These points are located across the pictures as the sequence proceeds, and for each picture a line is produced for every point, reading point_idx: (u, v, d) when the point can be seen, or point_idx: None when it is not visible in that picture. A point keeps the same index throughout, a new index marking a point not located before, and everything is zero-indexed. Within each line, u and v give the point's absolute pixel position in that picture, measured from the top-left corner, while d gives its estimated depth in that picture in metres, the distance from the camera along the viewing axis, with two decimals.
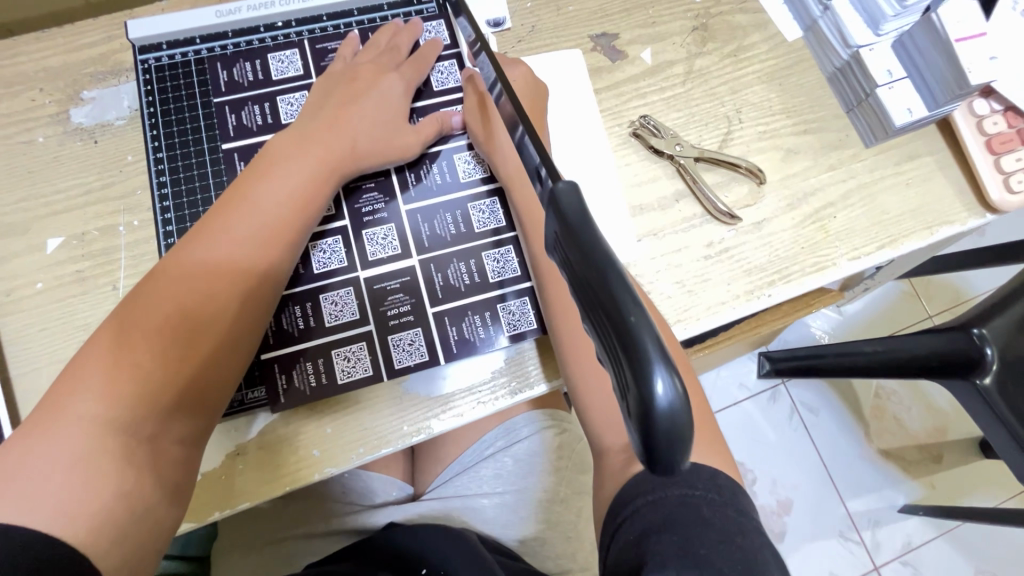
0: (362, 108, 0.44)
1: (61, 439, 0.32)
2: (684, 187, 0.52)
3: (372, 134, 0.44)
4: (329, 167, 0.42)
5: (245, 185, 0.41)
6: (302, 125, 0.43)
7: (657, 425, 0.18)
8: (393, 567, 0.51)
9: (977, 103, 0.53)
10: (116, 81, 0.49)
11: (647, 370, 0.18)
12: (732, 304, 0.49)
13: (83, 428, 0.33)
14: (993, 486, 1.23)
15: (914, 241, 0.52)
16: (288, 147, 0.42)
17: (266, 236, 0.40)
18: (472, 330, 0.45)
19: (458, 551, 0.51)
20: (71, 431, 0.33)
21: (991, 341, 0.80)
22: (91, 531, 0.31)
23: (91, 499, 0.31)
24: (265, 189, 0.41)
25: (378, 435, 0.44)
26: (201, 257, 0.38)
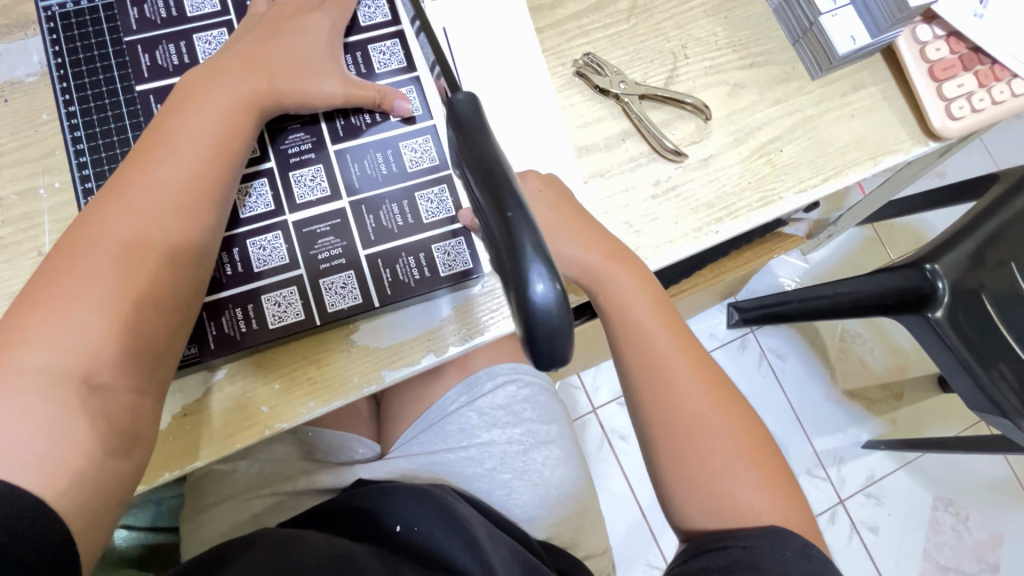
0: (282, 41, 0.42)
1: (10, 389, 0.33)
2: (630, 126, 0.51)
3: (294, 70, 0.42)
4: (255, 105, 0.41)
5: (166, 126, 0.39)
6: (221, 60, 0.41)
7: (538, 322, 0.20)
8: (368, 530, 0.52)
9: (919, 29, 0.53)
10: (23, 35, 0.46)
11: (524, 273, 0.19)
12: (680, 243, 0.50)
13: (30, 380, 0.33)
14: (951, 418, 1.28)
15: (858, 171, 0.53)
16: (208, 85, 0.40)
17: (196, 177, 0.39)
18: (407, 271, 0.44)
19: (433, 511, 0.52)
20: (18, 383, 0.33)
21: (942, 274, 0.82)
22: (44, 480, 0.32)
23: (42, 450, 0.32)
24: (188, 130, 0.39)
25: (327, 389, 0.44)
26: (130, 201, 0.37)
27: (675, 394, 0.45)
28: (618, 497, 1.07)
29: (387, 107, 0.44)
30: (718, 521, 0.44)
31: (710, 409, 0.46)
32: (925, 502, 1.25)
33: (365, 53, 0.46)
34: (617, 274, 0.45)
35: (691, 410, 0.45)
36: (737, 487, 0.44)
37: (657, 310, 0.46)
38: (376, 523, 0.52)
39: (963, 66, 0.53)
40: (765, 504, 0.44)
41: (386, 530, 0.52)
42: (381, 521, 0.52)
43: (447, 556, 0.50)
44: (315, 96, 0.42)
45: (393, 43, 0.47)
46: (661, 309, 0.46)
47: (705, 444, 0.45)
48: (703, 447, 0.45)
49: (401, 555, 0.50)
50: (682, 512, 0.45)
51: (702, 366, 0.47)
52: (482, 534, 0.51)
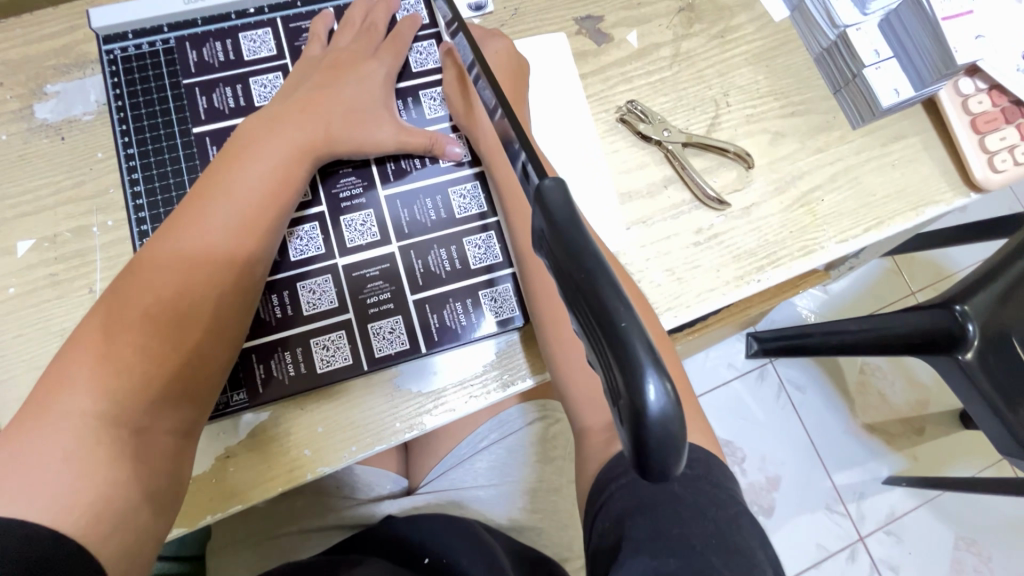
0: (339, 89, 0.43)
1: (57, 432, 0.33)
2: (672, 173, 0.51)
3: (349, 119, 0.43)
4: (309, 153, 0.42)
5: (220, 173, 0.40)
6: (277, 108, 0.42)
7: (648, 427, 0.18)
8: (399, 558, 0.51)
9: (962, 82, 0.53)
10: (82, 74, 0.47)
11: (637, 375, 0.18)
12: (723, 291, 0.49)
13: (77, 423, 0.33)
14: (973, 456, 1.26)
15: (900, 222, 0.53)
16: (264, 132, 0.41)
17: (247, 223, 0.39)
18: (454, 317, 0.44)
19: (455, 534, 0.53)
20: (64, 426, 0.33)
21: (973, 317, 0.80)
22: (89, 525, 0.31)
23: (86, 491, 0.32)
24: (242, 178, 0.40)
25: (371, 433, 0.44)
26: (182, 244, 0.38)
27: None
28: None
29: (438, 152, 0.45)
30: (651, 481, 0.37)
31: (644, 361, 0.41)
32: (946, 540, 1.22)
33: (415, 98, 0.47)
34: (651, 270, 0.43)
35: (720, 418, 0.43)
36: None
37: None
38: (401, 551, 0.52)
39: (1006, 119, 0.53)
40: None
41: (415, 561, 0.51)
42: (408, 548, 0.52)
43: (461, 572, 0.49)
44: (369, 143, 0.43)
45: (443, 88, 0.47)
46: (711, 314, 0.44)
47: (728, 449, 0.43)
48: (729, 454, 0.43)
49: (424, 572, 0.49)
50: None
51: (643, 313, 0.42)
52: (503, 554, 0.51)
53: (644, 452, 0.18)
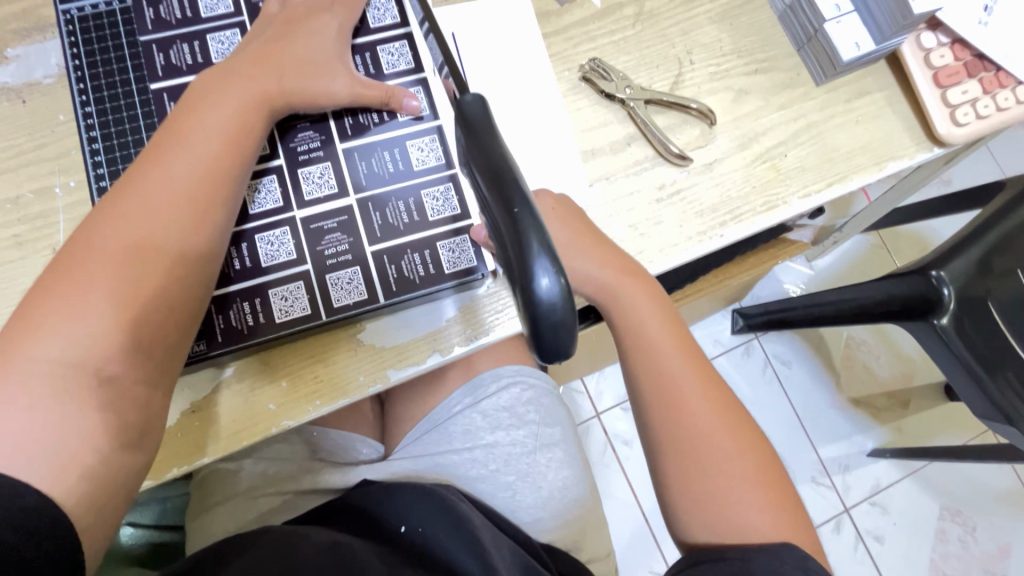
0: (294, 41, 0.43)
1: (22, 380, 0.33)
2: (635, 130, 0.52)
3: (304, 71, 0.43)
4: (265, 103, 0.42)
5: (176, 126, 0.40)
6: (233, 61, 0.42)
7: (540, 310, 0.23)
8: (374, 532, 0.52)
9: (924, 36, 0.53)
10: (42, 38, 0.47)
11: (533, 270, 0.22)
12: (686, 245, 0.50)
13: (45, 371, 0.34)
14: (957, 428, 1.28)
15: (863, 177, 0.53)
16: (220, 85, 0.41)
17: (208, 174, 0.39)
18: (412, 268, 0.45)
19: (437, 512, 0.52)
20: (31, 374, 0.34)
21: (948, 282, 0.81)
22: (49, 471, 0.33)
23: (46, 441, 0.33)
24: (197, 129, 0.40)
25: (334, 386, 0.45)
26: (142, 195, 0.38)
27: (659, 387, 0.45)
28: (620, 503, 1.07)
29: (396, 105, 0.45)
30: (723, 537, 0.44)
31: (697, 386, 0.46)
32: (931, 511, 1.23)
33: (373, 54, 0.47)
34: (628, 291, 0.45)
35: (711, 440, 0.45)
36: (750, 511, 0.44)
37: (673, 334, 0.47)
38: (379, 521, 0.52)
39: (968, 72, 0.53)
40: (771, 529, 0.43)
41: (391, 531, 0.52)
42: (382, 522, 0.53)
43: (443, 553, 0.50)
44: (324, 96, 0.43)
45: (401, 44, 0.47)
46: (675, 330, 0.47)
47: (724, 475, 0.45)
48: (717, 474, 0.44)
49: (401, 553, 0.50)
50: (689, 524, 0.45)
51: (679, 336, 0.47)
52: (482, 535, 0.51)
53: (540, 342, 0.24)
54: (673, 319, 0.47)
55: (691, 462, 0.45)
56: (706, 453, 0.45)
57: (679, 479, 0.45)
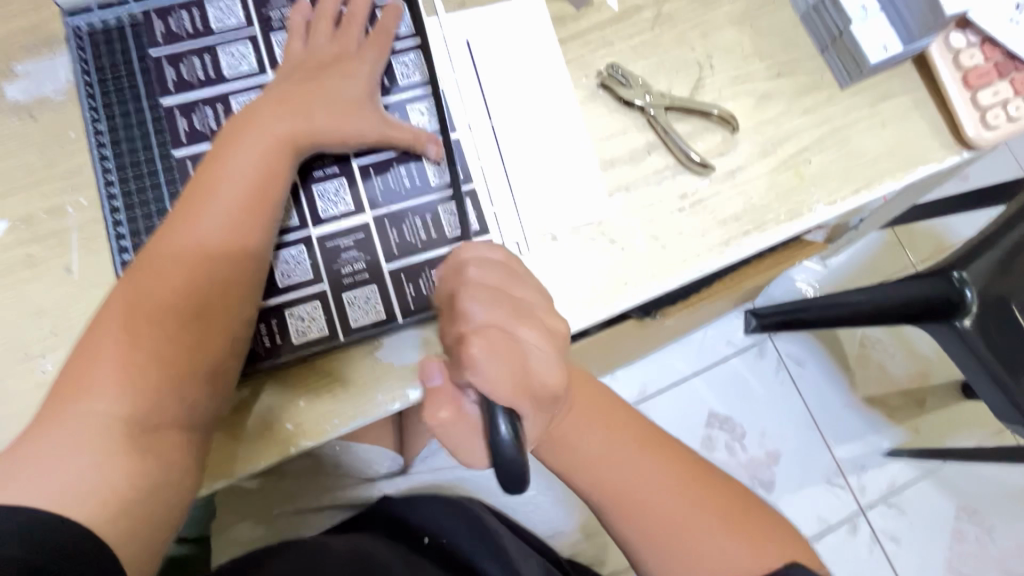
0: (322, 76, 0.43)
1: (70, 430, 0.35)
2: (655, 138, 0.50)
3: (332, 106, 0.42)
4: (293, 142, 0.41)
5: (209, 173, 0.40)
6: (261, 101, 0.42)
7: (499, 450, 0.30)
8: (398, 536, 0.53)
9: (953, 36, 0.52)
10: (51, 53, 0.46)
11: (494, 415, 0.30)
12: (708, 257, 0.49)
13: (93, 423, 0.35)
14: (975, 426, 1.26)
15: (890, 182, 0.51)
16: (249, 126, 0.41)
17: (242, 221, 0.40)
18: (430, 287, 0.44)
19: (459, 519, 0.55)
20: (82, 427, 0.35)
21: (971, 283, 0.79)
22: (92, 516, 0.33)
23: (92, 485, 0.34)
24: (229, 177, 0.40)
25: (353, 406, 0.44)
26: (181, 246, 0.39)
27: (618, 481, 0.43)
28: None
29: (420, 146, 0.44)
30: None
31: (642, 464, 0.44)
32: (948, 511, 1.22)
33: (388, 65, 0.46)
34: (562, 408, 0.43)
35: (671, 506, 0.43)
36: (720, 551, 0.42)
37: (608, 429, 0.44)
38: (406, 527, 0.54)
39: (998, 73, 0.51)
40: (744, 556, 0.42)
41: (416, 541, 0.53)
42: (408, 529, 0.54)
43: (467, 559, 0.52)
44: (349, 123, 0.42)
45: (414, 55, 0.47)
46: (610, 417, 0.45)
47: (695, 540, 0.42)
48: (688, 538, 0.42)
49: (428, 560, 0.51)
50: None
51: (617, 421, 0.45)
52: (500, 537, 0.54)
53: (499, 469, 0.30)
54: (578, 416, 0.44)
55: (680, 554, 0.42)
56: (672, 530, 0.42)
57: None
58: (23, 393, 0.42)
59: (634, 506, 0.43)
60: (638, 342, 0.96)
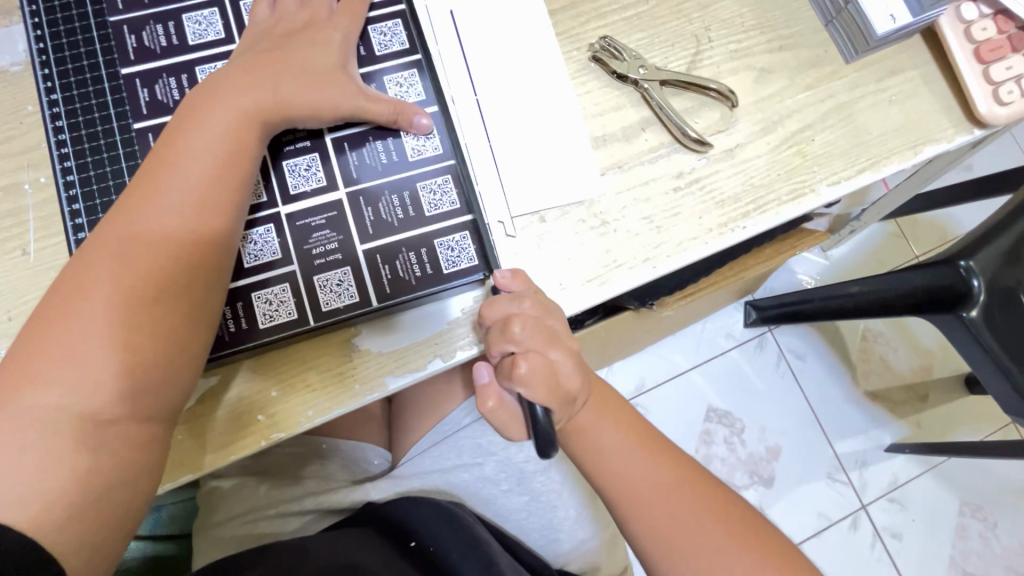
0: (291, 48, 0.41)
1: (16, 424, 0.32)
2: (650, 115, 0.48)
3: (302, 78, 0.40)
4: (261, 118, 0.39)
5: (172, 148, 0.37)
6: (227, 73, 0.39)
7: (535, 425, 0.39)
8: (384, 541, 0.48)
9: (964, 7, 0.49)
10: (7, 22, 0.44)
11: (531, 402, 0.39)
12: (706, 239, 0.46)
13: (42, 418, 0.33)
14: (979, 421, 1.23)
15: (898, 161, 0.49)
16: (214, 99, 0.38)
17: (205, 199, 0.37)
18: (407, 268, 0.42)
19: (450, 527, 0.49)
20: (29, 421, 0.32)
21: (978, 273, 0.77)
22: (37, 517, 0.31)
23: (37, 486, 0.32)
24: (193, 152, 0.37)
25: (327, 397, 0.41)
26: (139, 227, 0.36)
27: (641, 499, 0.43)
28: None
29: (405, 124, 0.42)
30: None
31: (667, 485, 0.43)
32: (950, 507, 1.20)
33: (365, 34, 0.44)
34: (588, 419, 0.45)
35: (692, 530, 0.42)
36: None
37: (632, 438, 0.45)
38: (392, 529, 0.49)
39: (1012, 47, 0.49)
40: None
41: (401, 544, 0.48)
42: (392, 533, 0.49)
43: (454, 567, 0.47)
44: (319, 95, 0.40)
45: (394, 23, 0.45)
46: (635, 432, 0.45)
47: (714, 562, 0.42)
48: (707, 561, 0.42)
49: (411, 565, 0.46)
50: None
51: (642, 434, 0.46)
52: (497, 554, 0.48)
53: (537, 440, 0.39)
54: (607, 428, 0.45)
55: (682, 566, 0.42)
56: (695, 550, 0.42)
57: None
58: None
59: (648, 512, 0.43)
60: (635, 335, 0.94)
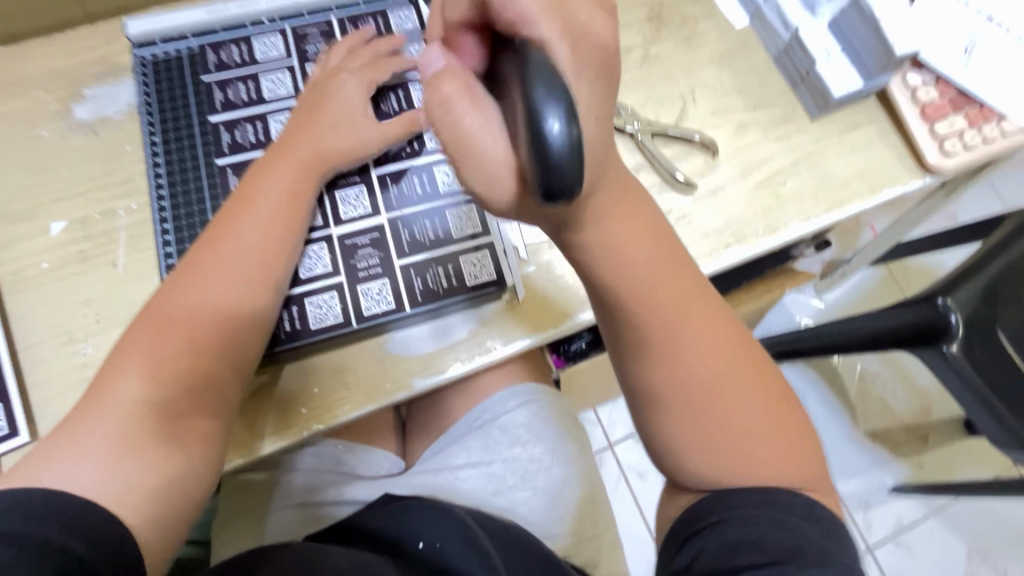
0: (335, 104, 0.49)
1: (105, 418, 0.39)
2: (643, 160, 0.56)
3: (343, 132, 0.48)
4: (315, 170, 0.47)
5: (242, 196, 0.46)
6: (288, 134, 0.48)
7: None
8: (388, 549, 0.51)
9: (910, 75, 0.58)
10: (116, 80, 0.54)
11: None
12: (693, 264, 0.53)
13: (128, 414, 0.39)
14: (981, 464, 1.25)
15: (859, 203, 0.56)
16: (277, 157, 0.47)
17: (266, 235, 0.45)
18: (437, 281, 0.49)
19: (446, 524, 0.52)
20: (116, 416, 0.39)
21: (955, 309, 0.83)
22: (121, 497, 0.37)
23: (123, 469, 0.38)
24: (258, 200, 0.45)
25: (365, 393, 0.48)
26: (213, 258, 0.44)
27: (673, 350, 0.39)
28: (632, 537, 1.10)
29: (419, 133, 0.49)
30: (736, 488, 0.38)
31: (686, 307, 0.39)
32: (957, 551, 1.19)
33: (407, 91, 0.53)
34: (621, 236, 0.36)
35: (704, 371, 0.39)
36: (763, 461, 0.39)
37: (659, 247, 0.38)
38: (399, 534, 0.52)
39: (953, 107, 0.57)
40: (785, 471, 0.39)
41: (407, 547, 0.51)
42: (399, 538, 0.52)
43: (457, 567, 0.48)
44: (357, 146, 0.48)
45: None
46: (665, 255, 0.38)
47: (731, 396, 0.39)
48: (730, 440, 0.39)
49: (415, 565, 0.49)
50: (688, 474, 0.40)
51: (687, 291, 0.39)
52: (491, 545, 0.50)
53: None
54: (656, 247, 0.38)
55: (725, 455, 0.39)
56: (722, 425, 0.39)
57: (690, 455, 0.40)
58: (64, 373, 0.46)
59: (680, 394, 0.39)
60: None
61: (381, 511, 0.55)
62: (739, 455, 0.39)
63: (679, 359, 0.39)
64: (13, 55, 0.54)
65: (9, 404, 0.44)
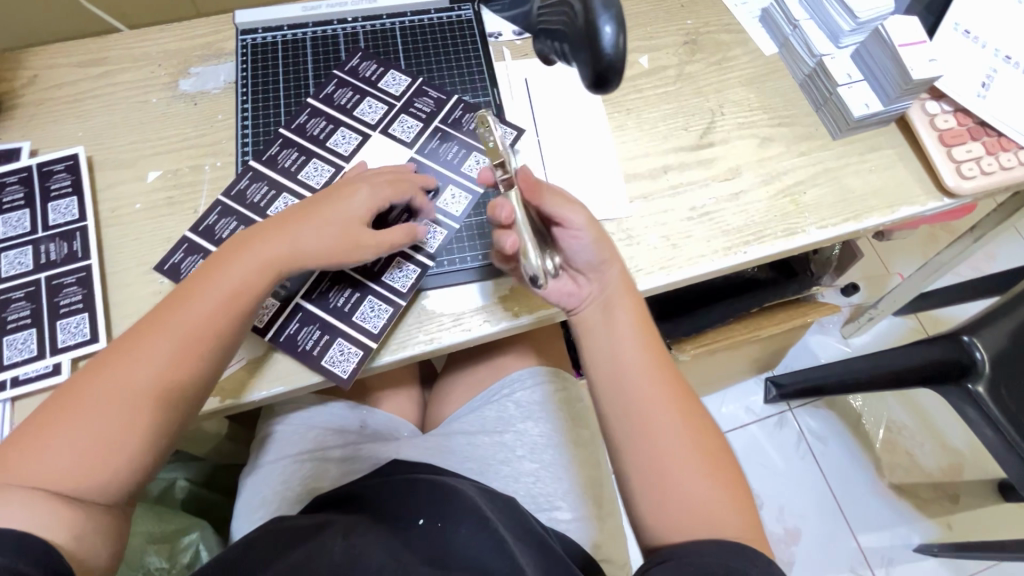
0: (327, 212, 0.49)
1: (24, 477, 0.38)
2: (672, 162, 0.61)
3: (334, 237, 0.48)
4: (276, 268, 0.47)
5: (194, 283, 0.46)
6: (265, 225, 0.48)
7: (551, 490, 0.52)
8: (394, 522, 0.53)
9: (929, 104, 0.62)
10: (217, 61, 0.62)
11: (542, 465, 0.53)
12: (711, 257, 0.57)
13: (40, 478, 0.38)
14: (1014, 530, 1.18)
15: (877, 217, 0.59)
16: (242, 248, 0.47)
17: (207, 320, 0.44)
18: (304, 340, 0.51)
19: (455, 505, 0.53)
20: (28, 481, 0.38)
21: (980, 346, 0.83)
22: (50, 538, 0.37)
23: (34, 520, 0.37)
24: (207, 291, 0.45)
25: (400, 338, 0.52)
26: (151, 340, 0.43)
27: (643, 410, 0.47)
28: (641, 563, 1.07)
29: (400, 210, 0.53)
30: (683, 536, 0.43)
31: (643, 372, 0.48)
32: None
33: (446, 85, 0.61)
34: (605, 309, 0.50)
35: (662, 436, 0.46)
36: (711, 513, 0.43)
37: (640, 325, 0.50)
38: (405, 506, 0.54)
39: (971, 136, 0.61)
40: (731, 520, 0.43)
41: (410, 522, 0.52)
42: (404, 511, 0.54)
43: (460, 550, 0.49)
44: (349, 255, 0.49)
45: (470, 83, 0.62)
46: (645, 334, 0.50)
47: (679, 459, 0.45)
48: (677, 494, 0.44)
49: (417, 541, 0.50)
50: (652, 528, 0.44)
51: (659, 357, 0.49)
52: (496, 518, 0.52)
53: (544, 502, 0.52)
54: (641, 324, 0.50)
55: (670, 510, 0.44)
56: (673, 477, 0.45)
57: (648, 515, 0.45)
58: (141, 295, 0.52)
59: (649, 448, 0.46)
60: None
61: (385, 479, 0.58)
62: (686, 509, 0.44)
63: (650, 422, 0.46)
64: (139, 37, 0.64)
65: (91, 315, 0.50)
